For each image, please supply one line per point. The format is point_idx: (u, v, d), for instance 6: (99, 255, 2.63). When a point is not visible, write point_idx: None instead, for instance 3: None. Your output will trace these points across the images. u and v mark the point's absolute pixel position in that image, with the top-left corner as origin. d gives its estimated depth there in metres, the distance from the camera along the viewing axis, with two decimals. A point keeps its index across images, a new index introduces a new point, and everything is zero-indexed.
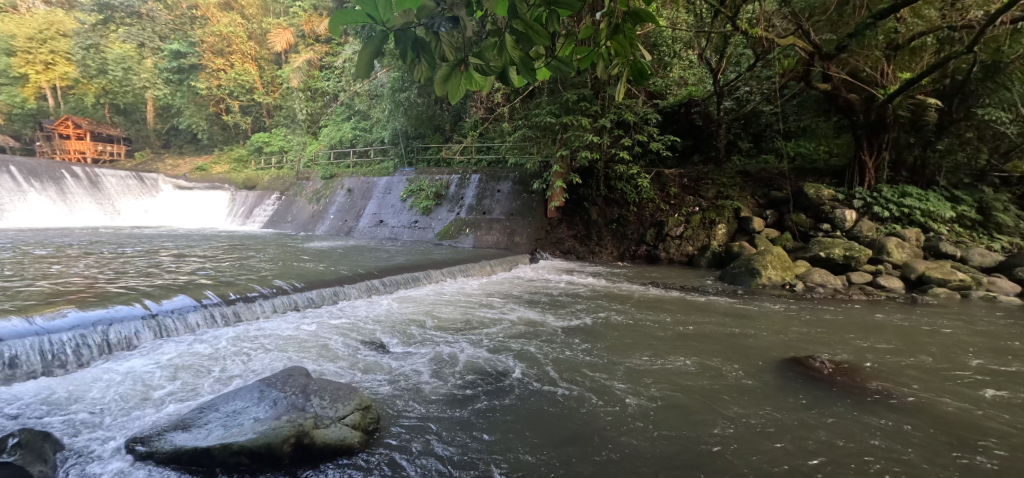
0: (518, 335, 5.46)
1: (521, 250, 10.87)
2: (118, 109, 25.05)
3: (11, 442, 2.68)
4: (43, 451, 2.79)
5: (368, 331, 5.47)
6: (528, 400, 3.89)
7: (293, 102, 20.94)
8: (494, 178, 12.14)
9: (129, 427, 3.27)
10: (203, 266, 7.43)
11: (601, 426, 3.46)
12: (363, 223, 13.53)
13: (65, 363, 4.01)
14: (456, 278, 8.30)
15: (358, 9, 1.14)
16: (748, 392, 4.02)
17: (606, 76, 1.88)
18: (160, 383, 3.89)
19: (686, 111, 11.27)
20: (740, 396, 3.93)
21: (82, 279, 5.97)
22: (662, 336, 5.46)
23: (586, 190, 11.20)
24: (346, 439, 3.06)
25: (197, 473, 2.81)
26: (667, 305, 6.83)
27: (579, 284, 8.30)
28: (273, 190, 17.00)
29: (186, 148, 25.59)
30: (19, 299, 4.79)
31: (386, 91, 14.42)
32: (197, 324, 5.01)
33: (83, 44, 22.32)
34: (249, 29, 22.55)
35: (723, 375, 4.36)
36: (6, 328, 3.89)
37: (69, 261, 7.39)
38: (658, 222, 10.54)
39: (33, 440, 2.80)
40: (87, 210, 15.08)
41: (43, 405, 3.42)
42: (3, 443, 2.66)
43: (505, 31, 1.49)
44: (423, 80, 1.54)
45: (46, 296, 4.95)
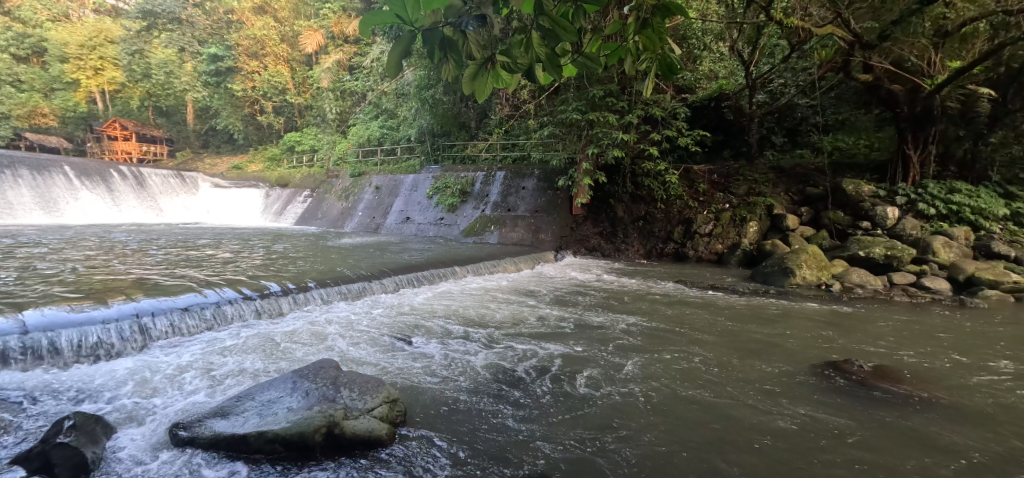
0: (543, 334, 5.42)
1: (546, 247, 10.84)
2: (161, 111, 26.22)
3: (66, 425, 2.85)
4: (95, 434, 2.94)
5: (396, 325, 5.56)
6: (554, 398, 3.87)
7: (324, 102, 21.42)
8: (519, 175, 12.13)
9: (174, 412, 3.43)
10: (239, 261, 7.71)
11: (630, 425, 3.42)
12: (391, 220, 13.73)
13: (111, 352, 4.22)
14: (480, 274, 8.35)
15: (388, 9, 1.15)
16: (780, 396, 3.89)
17: (634, 72, 1.86)
18: (202, 371, 4.06)
19: (716, 105, 10.98)
20: (772, 399, 3.82)
21: (129, 272, 6.30)
22: (690, 337, 5.35)
23: (612, 186, 11.08)
24: (374, 431, 3.13)
25: (234, 459, 2.92)
26: (696, 305, 6.70)
27: (605, 282, 8.21)
28: (304, 188, 17.43)
29: (223, 147, 26.53)
30: (76, 290, 5.11)
31: (413, 89, 14.57)
32: (234, 316, 5.19)
33: (129, 50, 23.46)
34: (282, 32, 23.15)
35: (754, 378, 4.25)
36: (62, 319, 4.14)
37: (117, 255, 7.79)
38: (686, 219, 10.34)
39: (87, 422, 2.96)
40: (133, 208, 15.78)
41: (93, 391, 3.61)
42: (59, 427, 2.82)
43: (531, 27, 1.46)
44: (451, 78, 1.55)
45: (99, 287, 5.26)
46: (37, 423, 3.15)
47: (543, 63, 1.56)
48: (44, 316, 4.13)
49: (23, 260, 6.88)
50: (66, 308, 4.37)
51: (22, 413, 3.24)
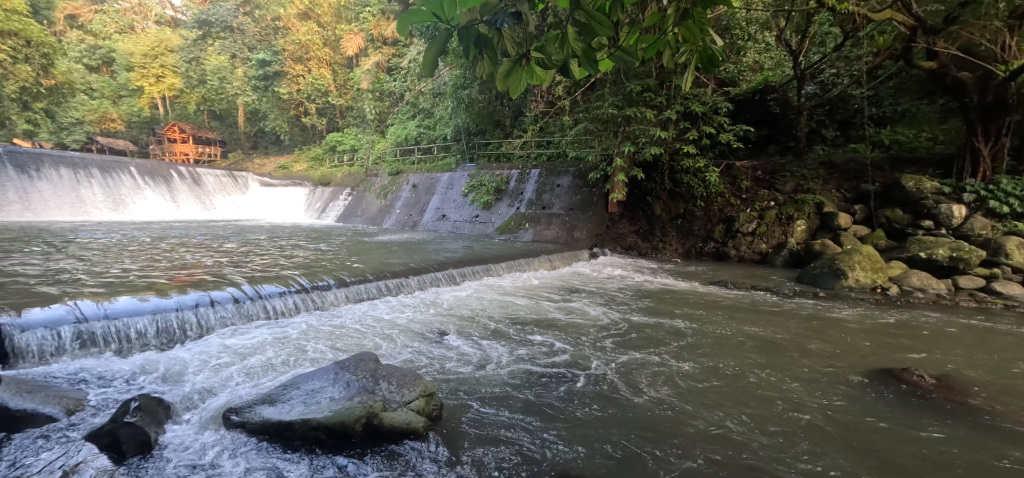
0: (577, 335, 5.31)
1: (581, 245, 10.72)
2: (215, 114, 27.59)
3: (133, 405, 3.02)
4: (157, 415, 3.11)
5: (432, 321, 5.60)
6: (588, 400, 3.78)
7: (364, 103, 21.93)
8: (554, 172, 12.02)
9: (225, 396, 3.59)
10: (284, 256, 8.01)
11: (669, 427, 3.34)
12: (427, 217, 13.93)
13: (169, 340, 4.45)
14: (515, 272, 8.32)
15: (425, 9, 1.16)
16: (830, 406, 3.64)
17: (673, 65, 1.77)
18: (251, 360, 4.22)
19: (760, 98, 10.54)
20: (821, 409, 3.58)
21: (186, 265, 6.68)
22: (732, 341, 5.11)
23: (649, 184, 10.83)
24: (411, 423, 3.16)
25: (282, 444, 3.03)
26: (738, 307, 6.43)
27: (642, 282, 8.03)
28: (345, 187, 17.92)
29: (270, 148, 27.66)
30: (141, 280, 5.49)
31: (449, 89, 14.73)
32: (281, 308, 5.36)
33: (187, 57, 25.21)
34: (324, 36, 23.82)
35: (801, 385, 4.01)
36: (127, 307, 4.43)
37: (175, 249, 8.27)
38: (728, 217, 9.98)
39: (151, 404, 3.13)
40: (190, 206, 16.65)
41: (154, 375, 3.83)
42: (126, 406, 3.01)
43: (567, 22, 1.41)
44: (485, 75, 1.53)
45: (160, 279, 5.61)
46: (105, 403, 3.37)
47: (578, 59, 1.51)
48: (111, 304, 4.42)
49: (96, 253, 7.44)
50: (130, 297, 4.65)
51: (93, 392, 3.48)
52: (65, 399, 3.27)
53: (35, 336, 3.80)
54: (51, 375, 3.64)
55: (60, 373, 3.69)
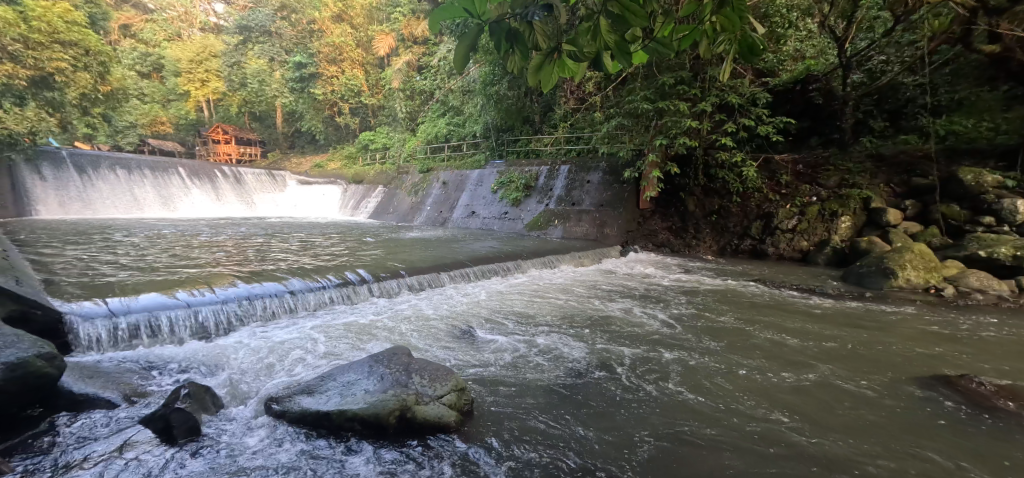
0: (606, 333, 5.22)
1: (611, 242, 10.59)
2: (255, 116, 28.66)
3: (183, 392, 3.17)
4: (204, 402, 3.25)
5: (462, 316, 5.64)
6: (619, 398, 3.71)
7: (395, 102, 22.28)
8: (584, 168, 11.88)
9: (266, 387, 3.71)
10: (320, 252, 8.23)
11: (703, 427, 3.27)
12: (457, 214, 14.05)
13: (215, 331, 4.64)
14: (544, 268, 8.29)
15: (457, 5, 1.19)
16: (876, 414, 3.45)
17: (710, 56, 1.71)
18: (291, 352, 4.34)
19: (802, 89, 9.88)
20: (869, 418, 3.39)
21: (229, 260, 6.96)
22: (770, 343, 4.92)
23: (683, 179, 10.60)
24: (443, 417, 3.19)
25: (319, 433, 3.12)
26: (776, 307, 6.20)
27: (674, 281, 7.85)
28: (377, 184, 18.28)
29: (307, 148, 28.50)
30: (188, 274, 5.75)
31: (478, 86, 14.75)
32: (319, 301, 5.51)
33: (229, 62, 26.28)
34: (357, 37, 24.29)
35: (845, 391, 3.82)
36: (176, 299, 4.63)
37: (218, 245, 8.63)
38: (766, 213, 9.66)
39: (199, 392, 3.28)
40: (233, 204, 17.34)
41: (201, 364, 4.00)
42: (177, 392, 3.17)
43: (599, 14, 1.39)
44: (516, 70, 1.53)
45: (207, 273, 5.87)
46: (156, 389, 3.55)
47: (611, 51, 1.48)
48: (161, 296, 4.64)
49: (147, 249, 7.85)
50: (179, 290, 4.86)
51: (146, 379, 3.67)
52: (122, 385, 3.47)
53: (93, 326, 4.03)
54: (108, 362, 3.86)
55: (115, 361, 3.91)
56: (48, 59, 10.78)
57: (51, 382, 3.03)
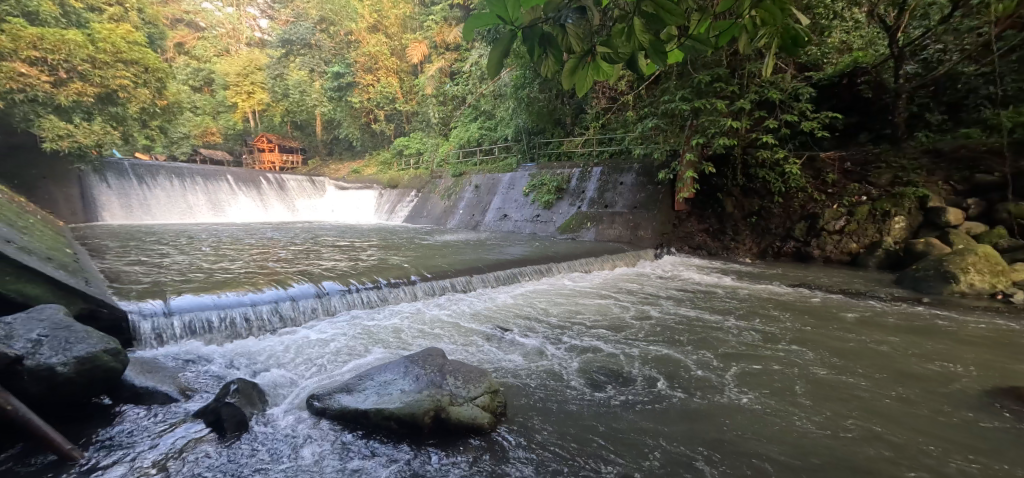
0: (641, 337, 5.14)
1: (646, 244, 10.41)
2: (297, 125, 29.80)
3: (232, 387, 3.31)
4: (252, 397, 3.38)
5: (496, 319, 5.66)
6: (655, 405, 3.65)
7: (428, 108, 22.67)
8: (617, 170, 11.74)
9: (309, 385, 3.83)
10: (358, 254, 8.45)
11: (743, 437, 3.19)
12: (489, 217, 14.14)
13: (261, 330, 4.84)
14: (577, 271, 8.23)
15: (490, 12, 1.24)
16: (930, 429, 3.27)
17: (749, 51, 1.66)
18: (332, 351, 4.48)
19: (849, 82, 9.36)
20: (918, 430, 3.24)
21: (272, 262, 7.24)
22: (814, 349, 4.72)
23: (721, 179, 10.31)
24: (477, 418, 3.22)
25: (357, 431, 3.21)
26: (821, 313, 5.94)
27: (711, 284, 7.64)
28: (411, 189, 18.63)
29: (344, 154, 29.35)
30: (236, 275, 6.02)
31: (510, 90, 14.81)
32: (357, 302, 5.65)
33: (273, 74, 27.48)
34: (392, 46, 24.88)
35: (896, 404, 3.62)
36: (224, 299, 4.85)
37: (263, 248, 9.01)
38: (811, 214, 9.29)
39: (247, 387, 3.41)
40: (276, 208, 18.07)
41: (249, 362, 4.18)
42: (227, 388, 3.30)
43: (633, 15, 1.41)
44: (551, 74, 1.56)
45: (252, 274, 6.13)
46: (209, 383, 3.74)
47: (646, 51, 1.47)
48: (212, 297, 4.87)
49: (199, 252, 8.29)
50: (227, 291, 5.08)
51: (199, 374, 3.86)
52: (178, 379, 3.67)
53: (152, 324, 4.28)
54: (166, 359, 4.11)
55: (171, 358, 4.14)
56: (112, 77, 11.22)
57: (115, 375, 3.24)
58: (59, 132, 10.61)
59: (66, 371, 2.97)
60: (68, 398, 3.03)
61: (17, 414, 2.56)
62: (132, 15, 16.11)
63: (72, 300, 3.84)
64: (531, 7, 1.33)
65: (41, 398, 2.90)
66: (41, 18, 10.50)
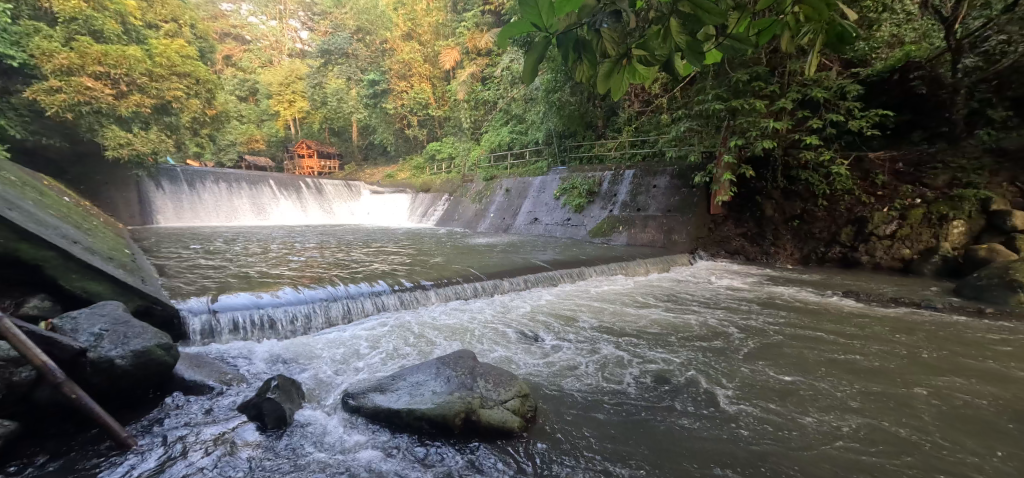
0: (676, 343, 5.04)
1: (680, 249, 10.19)
2: (334, 131, 30.73)
3: (273, 383, 3.42)
4: (291, 394, 3.49)
5: (527, 322, 5.65)
6: (689, 416, 3.55)
7: (460, 112, 22.91)
8: (650, 172, 11.54)
9: (345, 383, 3.92)
10: (391, 257, 8.60)
11: (782, 449, 3.11)
12: (520, 221, 14.15)
13: (300, 329, 5.00)
14: (609, 276, 8.13)
15: (524, 19, 1.27)
16: (988, 453, 3.07)
17: (791, 48, 1.62)
18: (368, 351, 4.57)
19: (901, 78, 8.51)
20: (971, 451, 3.08)
21: (310, 264, 7.47)
22: (857, 361, 4.51)
23: (760, 182, 9.97)
24: (507, 422, 3.21)
25: (390, 430, 3.25)
26: (865, 323, 5.66)
27: (749, 291, 7.41)
28: (443, 193, 18.83)
29: (379, 159, 30.00)
30: (277, 276, 6.24)
31: (541, 94, 14.79)
32: (392, 303, 5.74)
33: (313, 83, 28.51)
34: (425, 53, 25.28)
35: (948, 420, 3.45)
36: (267, 298, 5.04)
37: (301, 250, 9.30)
38: (858, 218, 8.88)
39: (287, 384, 3.52)
40: (314, 212, 18.67)
41: (289, 360, 4.32)
42: (268, 383, 3.41)
43: (669, 16, 1.41)
44: (584, 78, 1.57)
45: (292, 275, 6.34)
46: (252, 379, 3.88)
47: (683, 51, 1.45)
48: (254, 296, 5.06)
49: (242, 253, 8.65)
50: (269, 291, 5.27)
51: (243, 371, 4.02)
52: (223, 374, 3.83)
53: (201, 321, 4.50)
54: (214, 354, 4.31)
55: (218, 354, 4.33)
56: (167, 89, 11.89)
57: (167, 369, 3.41)
58: (120, 141, 11.28)
59: (124, 363, 3.15)
60: (126, 389, 3.22)
61: (80, 403, 2.73)
62: (184, 29, 17.03)
63: (130, 297, 4.07)
64: (565, 15, 1.36)
65: (103, 390, 3.09)
66: (105, 36, 11.17)
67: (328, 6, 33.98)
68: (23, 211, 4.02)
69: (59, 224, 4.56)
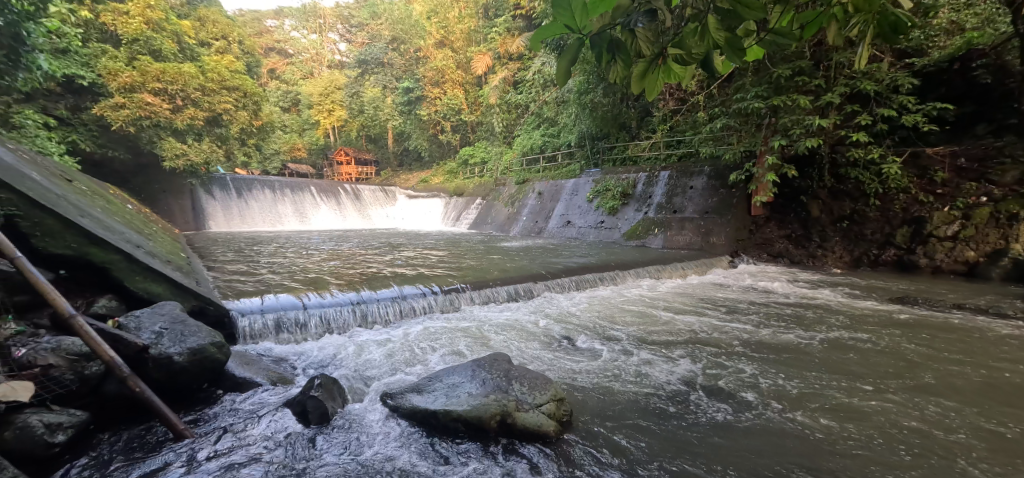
0: (715, 349, 4.90)
1: (719, 252, 9.93)
2: (371, 138, 31.60)
3: (316, 381, 3.53)
4: (333, 392, 3.59)
5: (561, 326, 5.62)
6: (730, 423, 3.46)
7: (492, 117, 23.08)
8: (686, 173, 11.27)
9: (383, 384, 4.01)
10: (425, 261, 8.74)
11: (827, 460, 3.01)
12: (553, 224, 14.11)
13: (340, 330, 5.15)
14: (644, 279, 7.99)
15: (557, 22, 1.27)
16: None
17: (839, 40, 1.55)
18: (406, 352, 4.66)
19: (962, 67, 7.93)
20: None
21: (349, 267, 7.69)
22: (910, 371, 4.27)
23: (805, 181, 9.56)
24: (542, 426, 3.20)
25: (426, 431, 3.30)
26: (919, 331, 5.34)
27: (792, 296, 7.13)
28: (476, 196, 19.00)
29: (414, 165, 30.54)
30: (318, 279, 6.46)
31: (573, 96, 14.70)
32: (428, 306, 5.83)
33: (350, 92, 29.50)
34: (457, 59, 25.61)
35: (1012, 436, 3.24)
36: (309, 300, 5.22)
37: (339, 254, 9.57)
38: (915, 218, 8.32)
39: (329, 382, 3.63)
40: (352, 217, 19.19)
41: (330, 359, 4.46)
42: (311, 382, 3.53)
43: (707, 12, 1.38)
44: (619, 79, 1.55)
45: (332, 278, 6.54)
46: (296, 378, 4.02)
47: (722, 49, 1.42)
48: (298, 297, 5.25)
49: (285, 257, 8.99)
50: (312, 293, 5.46)
51: (288, 368, 4.19)
52: (269, 372, 3.99)
53: (249, 321, 4.72)
54: (261, 353, 4.51)
55: (265, 353, 4.52)
56: (218, 103, 12.54)
57: (219, 366, 3.59)
58: (176, 152, 12.01)
59: (181, 360, 3.33)
60: (184, 383, 3.40)
61: (143, 396, 2.92)
62: (232, 46, 17.94)
63: (186, 297, 4.31)
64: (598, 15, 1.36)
65: (162, 383, 3.28)
66: (163, 54, 11.94)
67: (365, 18, 35.00)
68: (93, 218, 4.34)
69: (123, 229, 4.89)
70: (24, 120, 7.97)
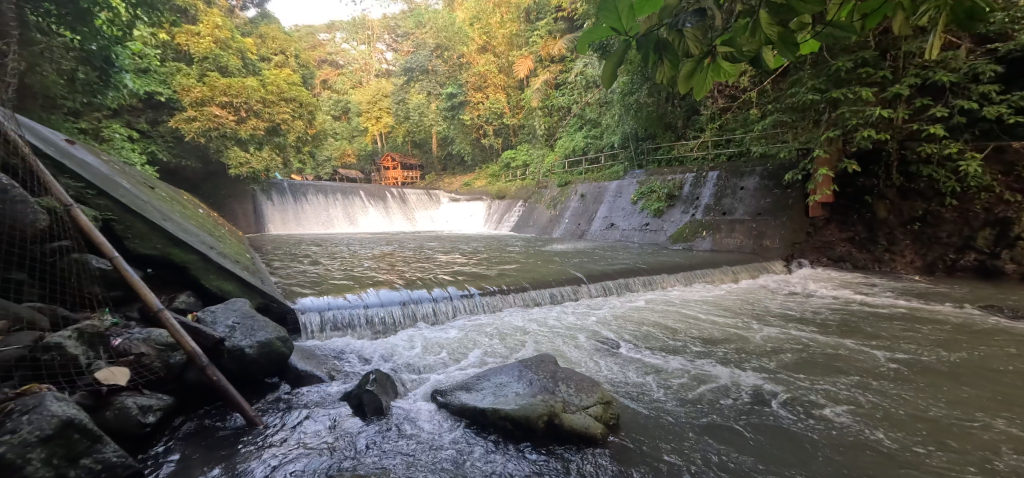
0: (768, 356, 4.75)
1: (773, 255, 9.55)
2: (416, 143, 32.44)
3: (371, 377, 3.71)
4: (386, 387, 3.76)
5: (606, 329, 5.60)
6: (783, 430, 3.38)
7: (535, 119, 23.08)
8: (736, 173, 10.89)
9: (434, 381, 4.15)
10: (471, 263, 8.88)
11: (886, 469, 2.91)
12: (596, 226, 13.99)
13: (392, 327, 5.37)
14: (691, 283, 7.79)
15: (603, 26, 1.30)
16: None
17: (904, 30, 1.48)
18: (454, 350, 4.81)
19: None
20: None
21: (398, 269, 7.97)
22: (983, 385, 4.01)
23: (867, 179, 9.02)
24: (590, 427, 3.20)
25: (476, 428, 3.39)
26: (996, 342, 4.96)
27: (852, 303, 6.77)
28: (519, 199, 19.09)
29: (457, 169, 31.01)
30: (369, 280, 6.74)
31: (617, 96, 14.51)
32: (474, 306, 5.96)
33: (397, 100, 30.41)
34: (500, 64, 25.79)
35: None
36: (363, 299, 5.48)
37: (387, 256, 9.90)
38: (998, 218, 7.58)
39: (383, 378, 3.81)
40: (399, 219, 19.82)
41: (383, 355, 4.67)
42: (367, 377, 3.71)
43: (758, 8, 1.36)
44: (666, 79, 1.55)
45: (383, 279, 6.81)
46: (353, 372, 4.25)
47: (773, 45, 1.40)
48: (353, 296, 5.52)
49: (338, 259, 9.41)
50: (365, 293, 5.73)
51: (346, 363, 4.43)
52: (329, 367, 4.23)
53: (310, 318, 5.02)
54: (320, 348, 4.78)
55: (324, 348, 4.80)
56: (276, 113, 13.27)
57: (286, 359, 3.85)
58: (240, 160, 12.81)
59: (251, 352, 3.60)
60: (254, 375, 3.67)
61: (219, 384, 3.18)
62: (289, 59, 18.96)
63: (254, 296, 4.63)
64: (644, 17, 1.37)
65: (236, 374, 3.56)
66: (229, 70, 12.78)
67: (410, 27, 35.93)
68: (174, 221, 4.75)
69: (198, 232, 5.32)
70: (112, 134, 8.81)
